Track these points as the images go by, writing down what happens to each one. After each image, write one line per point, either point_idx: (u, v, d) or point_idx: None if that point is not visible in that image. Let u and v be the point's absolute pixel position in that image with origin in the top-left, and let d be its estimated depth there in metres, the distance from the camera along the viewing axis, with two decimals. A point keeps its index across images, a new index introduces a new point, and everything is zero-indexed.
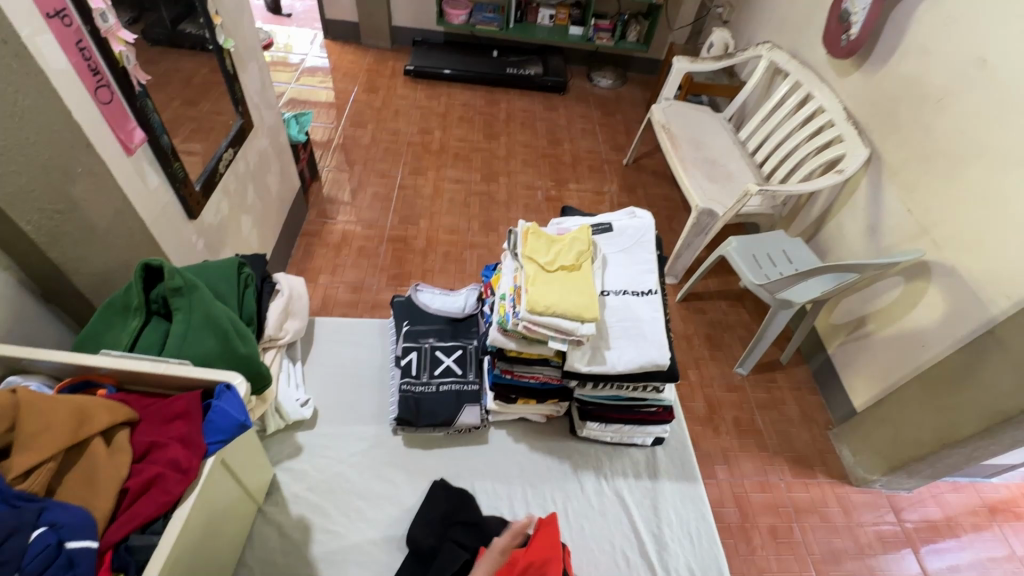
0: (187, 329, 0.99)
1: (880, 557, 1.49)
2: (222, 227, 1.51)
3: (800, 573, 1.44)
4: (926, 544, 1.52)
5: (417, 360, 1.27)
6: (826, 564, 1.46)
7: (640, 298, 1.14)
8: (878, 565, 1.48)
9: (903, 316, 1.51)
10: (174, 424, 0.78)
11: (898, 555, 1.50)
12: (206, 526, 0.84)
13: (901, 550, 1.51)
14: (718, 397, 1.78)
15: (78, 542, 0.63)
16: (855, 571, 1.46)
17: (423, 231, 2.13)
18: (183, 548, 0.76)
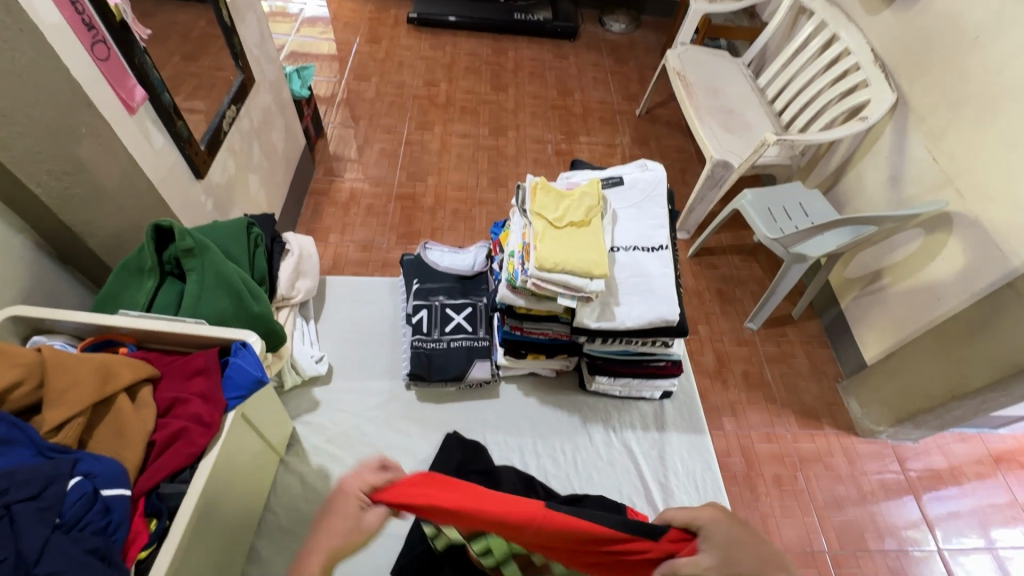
0: (201, 289, 1.01)
1: (881, 503, 1.53)
2: (230, 187, 1.50)
3: (802, 518, 1.49)
4: (928, 492, 1.56)
5: (427, 317, 1.28)
6: (829, 510, 1.51)
7: (650, 254, 1.13)
8: (880, 511, 1.52)
9: (921, 269, 1.48)
10: (195, 380, 0.81)
11: (899, 502, 1.54)
12: (231, 475, 0.88)
13: (903, 497, 1.55)
14: (727, 351, 1.79)
15: (113, 490, 0.67)
16: (856, 516, 1.51)
17: (432, 188, 2.11)
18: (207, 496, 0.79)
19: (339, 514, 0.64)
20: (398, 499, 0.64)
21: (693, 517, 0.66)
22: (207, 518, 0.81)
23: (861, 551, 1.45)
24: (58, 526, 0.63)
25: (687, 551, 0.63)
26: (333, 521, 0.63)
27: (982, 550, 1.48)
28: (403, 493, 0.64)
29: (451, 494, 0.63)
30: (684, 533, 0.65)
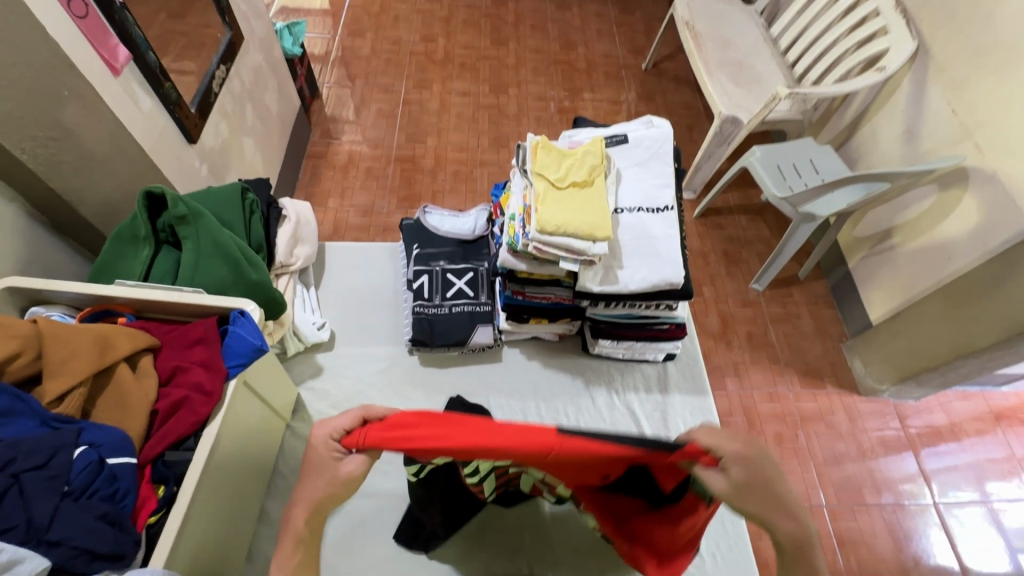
0: (197, 258, 0.99)
1: (880, 459, 1.55)
2: (225, 152, 1.46)
3: (801, 474, 1.51)
4: (926, 448, 1.58)
5: (428, 283, 1.27)
6: (828, 467, 1.53)
7: (654, 215, 1.09)
8: (878, 467, 1.54)
9: (932, 227, 1.44)
10: (195, 349, 0.81)
11: (897, 457, 1.55)
12: (236, 442, 0.88)
13: (901, 453, 1.56)
14: (732, 313, 1.78)
15: (118, 459, 0.68)
16: (855, 472, 1.53)
17: (431, 150, 2.05)
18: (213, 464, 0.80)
19: (316, 469, 0.66)
20: (379, 441, 0.66)
21: (719, 446, 0.63)
22: (214, 484, 0.81)
23: (858, 505, 1.48)
24: (67, 493, 0.64)
25: (703, 463, 0.64)
26: (314, 477, 0.66)
27: (976, 503, 1.50)
28: (380, 436, 0.66)
29: (426, 428, 0.65)
30: (700, 447, 0.64)
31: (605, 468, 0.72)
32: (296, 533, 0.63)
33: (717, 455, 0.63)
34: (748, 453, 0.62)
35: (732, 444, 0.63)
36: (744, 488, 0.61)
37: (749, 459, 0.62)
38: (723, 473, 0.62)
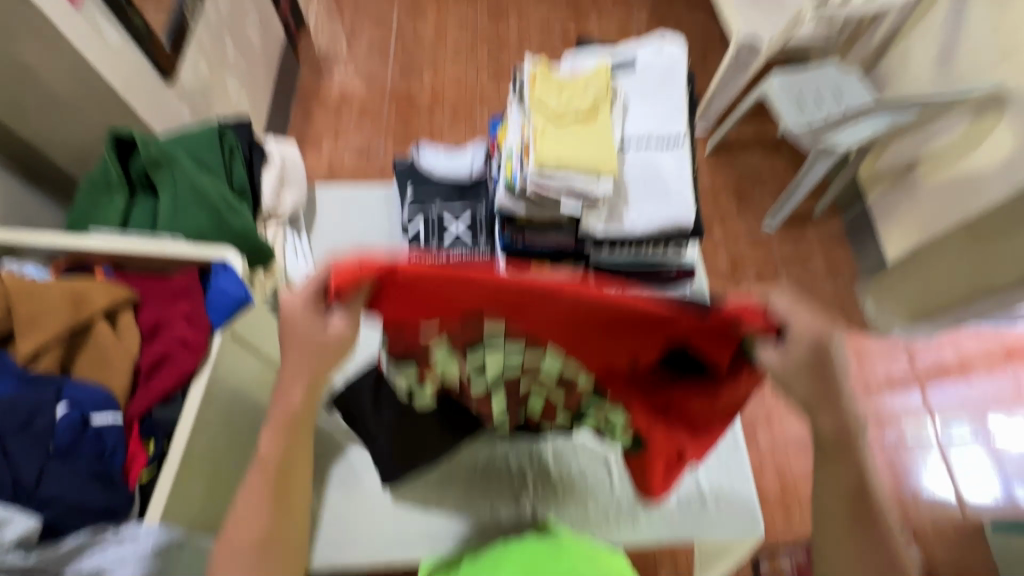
0: (175, 205, 0.94)
1: (884, 399, 1.53)
2: (207, 91, 1.36)
3: None
4: (932, 382, 1.56)
5: (424, 227, 1.20)
6: None
7: (664, 149, 1.01)
8: (882, 406, 1.53)
9: (961, 158, 1.35)
10: (178, 302, 0.77)
11: (903, 395, 1.54)
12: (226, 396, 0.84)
13: (907, 390, 1.55)
14: (742, 254, 1.71)
15: (102, 419, 0.65)
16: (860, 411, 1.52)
17: (428, 86, 1.91)
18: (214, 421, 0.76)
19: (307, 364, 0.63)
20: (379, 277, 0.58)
21: (788, 316, 0.59)
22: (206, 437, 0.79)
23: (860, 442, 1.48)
24: (52, 453, 0.62)
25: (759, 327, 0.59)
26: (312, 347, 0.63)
27: (970, 441, 1.49)
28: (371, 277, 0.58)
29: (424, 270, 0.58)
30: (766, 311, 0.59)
31: (636, 342, 0.63)
32: (289, 413, 0.66)
33: (782, 325, 0.59)
34: (816, 335, 0.59)
35: (800, 317, 0.59)
36: (804, 363, 0.60)
37: (814, 341, 0.60)
38: (781, 347, 0.60)
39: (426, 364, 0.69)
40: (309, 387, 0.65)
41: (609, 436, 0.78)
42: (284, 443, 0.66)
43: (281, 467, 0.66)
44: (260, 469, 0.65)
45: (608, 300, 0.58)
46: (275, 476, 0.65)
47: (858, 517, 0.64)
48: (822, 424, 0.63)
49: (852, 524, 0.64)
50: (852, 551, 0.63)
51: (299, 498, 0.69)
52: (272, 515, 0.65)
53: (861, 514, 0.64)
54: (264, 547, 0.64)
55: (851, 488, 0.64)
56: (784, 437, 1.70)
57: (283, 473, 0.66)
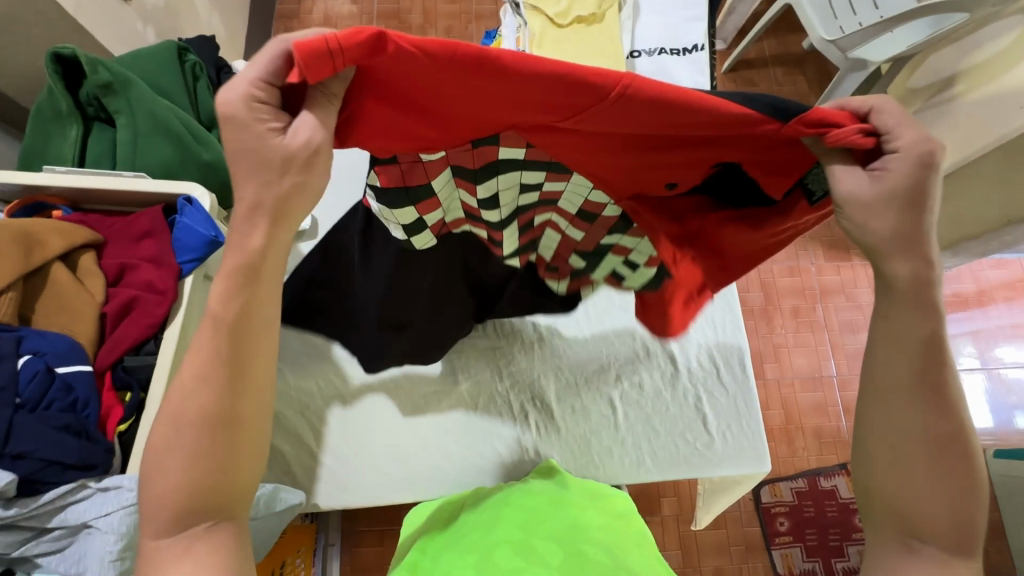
0: (135, 136, 0.84)
1: None
2: (173, 9, 1.20)
3: None
4: (948, 315, 1.52)
5: None
6: None
7: (679, 59, 0.90)
8: None
9: (1007, 70, 1.13)
10: (144, 244, 0.70)
11: None
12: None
13: None
14: None
15: (69, 367, 0.61)
16: None
17: (419, 2, 1.72)
18: None
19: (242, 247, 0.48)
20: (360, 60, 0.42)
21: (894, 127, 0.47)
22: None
23: None
24: (21, 406, 0.58)
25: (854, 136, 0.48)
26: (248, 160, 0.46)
27: (976, 369, 1.48)
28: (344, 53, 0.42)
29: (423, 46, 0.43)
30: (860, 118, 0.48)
31: (682, 159, 0.55)
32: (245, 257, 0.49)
33: (885, 134, 0.47)
34: (928, 154, 0.46)
35: (905, 126, 0.47)
36: (896, 199, 0.47)
37: (926, 159, 0.46)
38: (877, 170, 0.48)
39: (430, 204, 0.63)
40: (272, 224, 0.48)
41: (625, 278, 0.74)
42: (241, 297, 0.49)
43: (236, 326, 0.49)
44: (207, 325, 0.49)
45: (668, 104, 0.47)
46: (227, 345, 0.49)
47: (919, 384, 0.50)
48: (896, 269, 0.50)
49: (918, 387, 0.50)
50: (907, 418, 0.51)
51: (263, 388, 0.53)
52: (225, 394, 0.49)
53: (927, 378, 0.50)
54: (211, 432, 0.48)
55: (924, 339, 0.50)
56: (792, 371, 1.67)
57: (238, 335, 0.50)
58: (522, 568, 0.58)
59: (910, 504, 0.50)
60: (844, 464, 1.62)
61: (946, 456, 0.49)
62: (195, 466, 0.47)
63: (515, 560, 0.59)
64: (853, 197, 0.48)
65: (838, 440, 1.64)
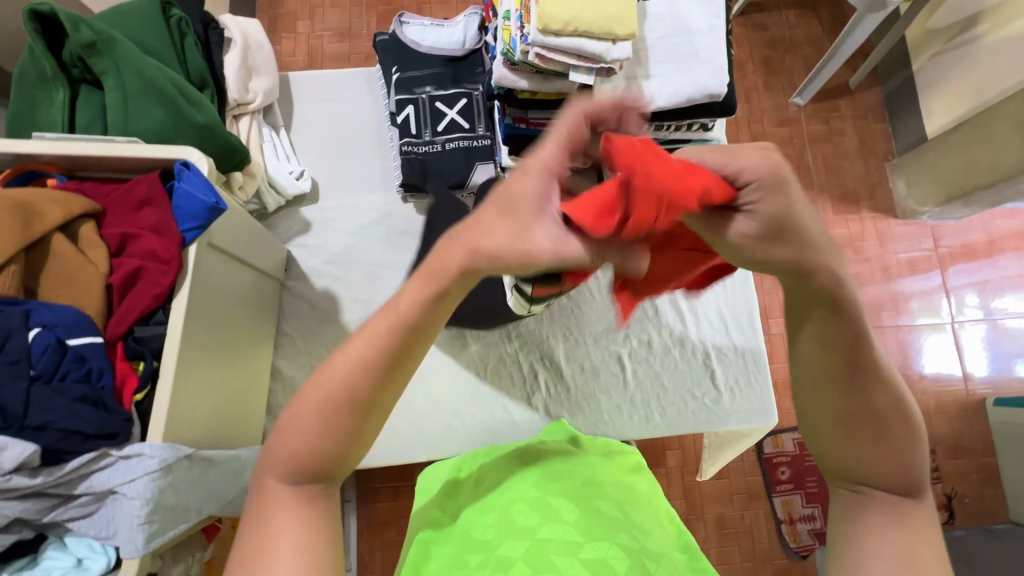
0: (125, 99, 0.81)
1: (904, 280, 1.49)
2: None
3: None
4: (955, 266, 1.50)
5: (415, 115, 1.05)
6: None
7: (693, 2, 0.86)
8: (900, 290, 1.49)
9: None
10: (144, 212, 0.69)
11: (924, 277, 1.49)
12: (216, 311, 0.78)
13: (929, 272, 1.50)
14: (767, 134, 1.55)
15: (80, 339, 0.61)
16: (876, 295, 1.48)
17: None
18: (196, 337, 0.71)
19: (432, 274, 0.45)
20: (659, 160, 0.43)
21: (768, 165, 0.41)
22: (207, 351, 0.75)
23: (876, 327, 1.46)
24: (37, 378, 0.59)
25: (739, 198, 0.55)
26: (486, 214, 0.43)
27: (979, 320, 1.48)
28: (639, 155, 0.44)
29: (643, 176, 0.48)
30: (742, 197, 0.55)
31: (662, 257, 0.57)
32: (443, 278, 0.45)
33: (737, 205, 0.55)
34: (777, 173, 0.42)
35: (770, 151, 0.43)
36: (771, 234, 0.43)
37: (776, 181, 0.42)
38: (748, 211, 0.43)
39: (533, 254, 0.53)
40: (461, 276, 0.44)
41: None
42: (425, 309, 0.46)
43: (414, 325, 0.46)
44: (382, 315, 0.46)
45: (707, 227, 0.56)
46: (400, 342, 0.46)
47: (840, 385, 0.47)
48: (822, 286, 0.44)
49: (845, 382, 0.46)
50: (823, 408, 0.48)
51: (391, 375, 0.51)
52: (379, 383, 0.47)
53: (848, 381, 0.46)
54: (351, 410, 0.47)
55: (848, 345, 0.46)
56: None
57: (415, 337, 0.46)
58: (539, 524, 0.60)
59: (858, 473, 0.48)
60: None
61: (883, 431, 0.47)
62: (325, 437, 0.47)
63: (533, 517, 0.61)
64: (743, 244, 0.44)
65: None
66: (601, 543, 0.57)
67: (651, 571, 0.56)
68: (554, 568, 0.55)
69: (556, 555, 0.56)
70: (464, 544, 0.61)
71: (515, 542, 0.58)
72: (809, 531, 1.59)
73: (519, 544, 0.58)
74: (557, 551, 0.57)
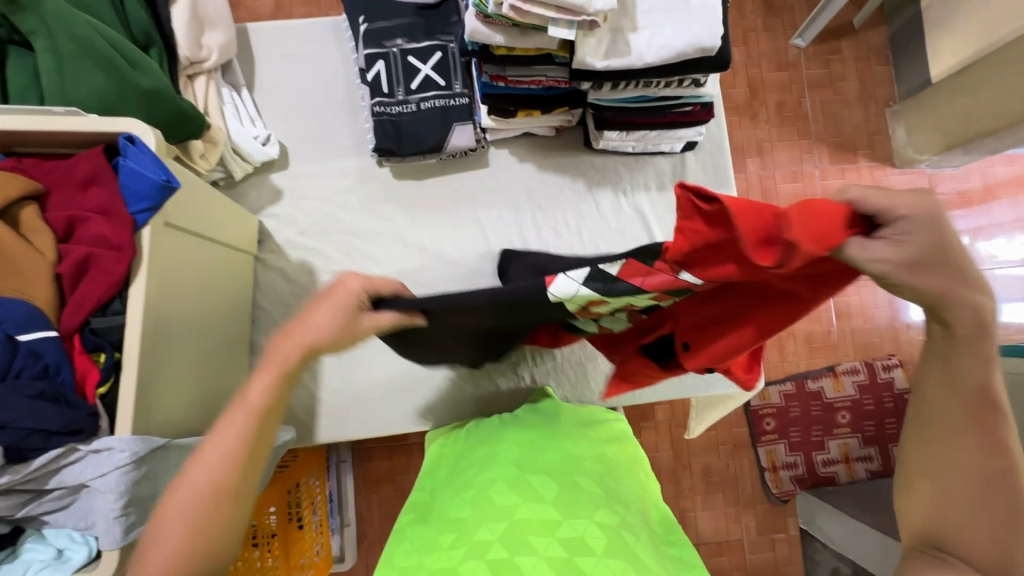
0: (59, 63, 0.73)
1: None
2: None
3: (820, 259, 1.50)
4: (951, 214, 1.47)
5: (386, 72, 0.97)
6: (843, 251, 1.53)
7: None
8: None
9: None
10: (90, 192, 0.64)
11: None
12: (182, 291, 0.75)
13: None
14: (764, 79, 1.46)
15: (32, 334, 0.58)
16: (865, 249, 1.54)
17: None
18: (160, 323, 0.68)
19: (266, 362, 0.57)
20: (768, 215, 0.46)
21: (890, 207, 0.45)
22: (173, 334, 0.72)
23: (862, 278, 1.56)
24: None
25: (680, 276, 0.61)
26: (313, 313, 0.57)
27: None
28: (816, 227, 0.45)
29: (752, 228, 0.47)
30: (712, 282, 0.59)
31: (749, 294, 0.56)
32: (284, 361, 0.57)
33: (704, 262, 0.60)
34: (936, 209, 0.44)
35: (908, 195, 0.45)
36: (918, 264, 0.45)
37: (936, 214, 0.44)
38: (890, 239, 0.45)
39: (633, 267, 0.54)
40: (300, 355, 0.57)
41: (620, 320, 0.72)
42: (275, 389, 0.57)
43: (266, 410, 0.56)
44: (243, 407, 0.56)
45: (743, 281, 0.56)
46: (254, 431, 0.56)
47: (970, 423, 0.50)
48: (957, 318, 0.47)
49: (980, 423, 0.50)
50: (954, 447, 0.51)
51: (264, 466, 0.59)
52: (243, 468, 0.55)
53: (979, 422, 0.50)
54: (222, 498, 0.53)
55: (980, 387, 0.49)
56: None
57: (265, 417, 0.56)
58: (518, 504, 0.60)
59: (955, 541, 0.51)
60: (832, 367, 1.67)
61: (995, 491, 0.50)
62: (197, 539, 0.52)
63: (512, 496, 0.62)
64: (889, 270, 0.45)
65: (827, 344, 1.68)
66: (579, 521, 0.57)
67: (631, 545, 0.57)
68: (531, 549, 0.54)
69: (533, 536, 0.56)
70: (442, 524, 0.61)
71: (492, 523, 0.58)
72: (791, 478, 1.64)
73: (496, 526, 0.58)
74: (535, 531, 0.56)
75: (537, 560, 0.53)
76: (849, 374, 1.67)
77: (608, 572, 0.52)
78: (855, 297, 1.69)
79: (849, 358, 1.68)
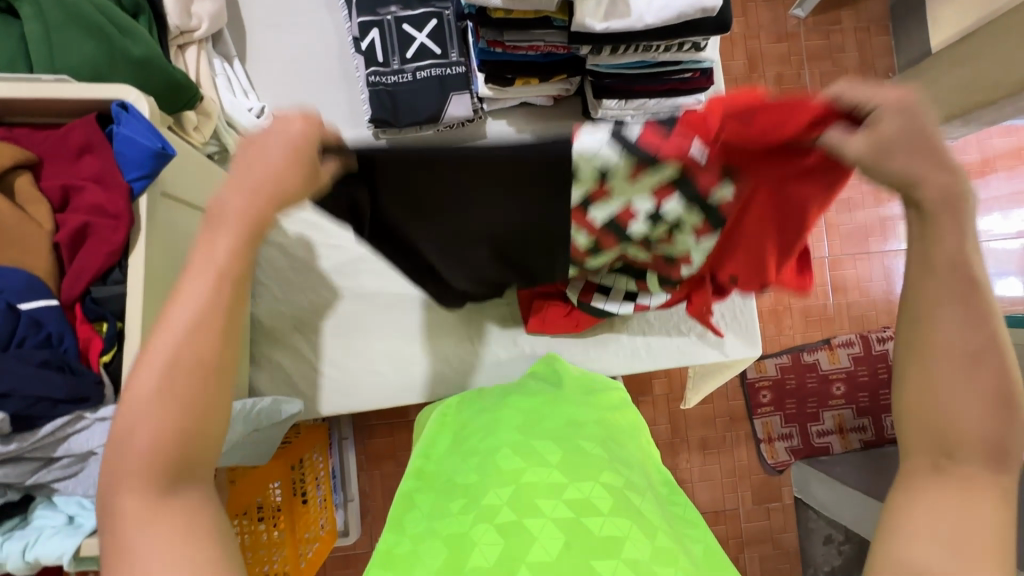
0: (46, 31, 0.72)
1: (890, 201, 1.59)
2: None
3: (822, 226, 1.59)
4: None
5: (380, 41, 0.96)
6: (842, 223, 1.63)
7: None
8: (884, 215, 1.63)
9: None
10: (85, 161, 0.63)
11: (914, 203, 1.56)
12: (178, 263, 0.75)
13: None
14: (763, 50, 1.45)
15: (32, 303, 0.58)
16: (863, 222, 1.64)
17: None
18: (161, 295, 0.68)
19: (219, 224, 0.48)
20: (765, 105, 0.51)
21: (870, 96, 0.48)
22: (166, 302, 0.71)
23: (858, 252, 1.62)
24: None
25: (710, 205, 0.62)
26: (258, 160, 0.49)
27: None
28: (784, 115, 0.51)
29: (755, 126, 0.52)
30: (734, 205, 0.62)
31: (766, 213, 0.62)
32: (251, 217, 0.49)
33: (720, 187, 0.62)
34: (907, 100, 0.48)
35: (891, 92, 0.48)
36: (881, 150, 0.48)
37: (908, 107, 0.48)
38: (868, 127, 0.49)
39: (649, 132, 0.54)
40: (255, 205, 0.49)
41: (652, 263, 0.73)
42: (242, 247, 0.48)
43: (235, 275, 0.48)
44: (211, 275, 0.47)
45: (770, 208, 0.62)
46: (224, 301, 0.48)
47: (958, 294, 0.48)
48: (924, 196, 0.48)
49: (966, 294, 0.48)
50: (943, 322, 0.48)
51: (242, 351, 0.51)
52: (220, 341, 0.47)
53: (967, 292, 0.48)
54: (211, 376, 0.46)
55: (955, 259, 0.48)
56: None
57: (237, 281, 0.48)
58: (524, 468, 0.61)
59: (955, 436, 0.46)
60: (828, 340, 1.69)
61: (986, 368, 0.46)
62: (196, 415, 0.45)
63: (517, 461, 0.63)
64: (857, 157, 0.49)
65: (823, 317, 1.70)
66: (585, 484, 0.59)
67: (635, 502, 0.58)
68: (537, 510, 0.56)
69: (540, 498, 0.57)
70: (449, 490, 0.63)
71: (499, 487, 0.60)
72: (786, 448, 1.67)
73: (503, 489, 0.59)
74: (541, 494, 0.58)
75: (544, 520, 0.55)
76: (844, 347, 1.69)
77: (614, 530, 0.53)
78: (852, 270, 1.70)
79: (845, 331, 1.70)
